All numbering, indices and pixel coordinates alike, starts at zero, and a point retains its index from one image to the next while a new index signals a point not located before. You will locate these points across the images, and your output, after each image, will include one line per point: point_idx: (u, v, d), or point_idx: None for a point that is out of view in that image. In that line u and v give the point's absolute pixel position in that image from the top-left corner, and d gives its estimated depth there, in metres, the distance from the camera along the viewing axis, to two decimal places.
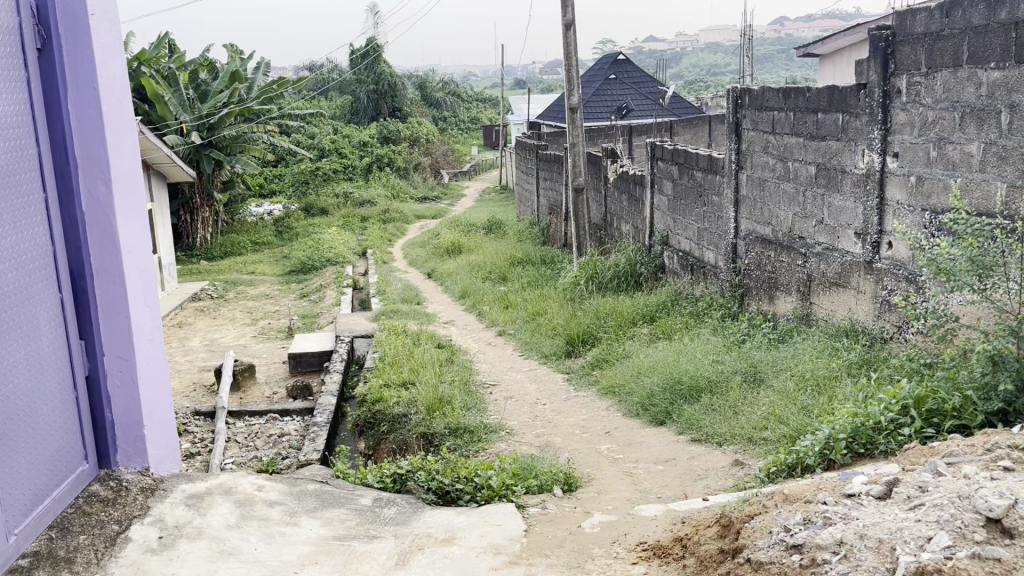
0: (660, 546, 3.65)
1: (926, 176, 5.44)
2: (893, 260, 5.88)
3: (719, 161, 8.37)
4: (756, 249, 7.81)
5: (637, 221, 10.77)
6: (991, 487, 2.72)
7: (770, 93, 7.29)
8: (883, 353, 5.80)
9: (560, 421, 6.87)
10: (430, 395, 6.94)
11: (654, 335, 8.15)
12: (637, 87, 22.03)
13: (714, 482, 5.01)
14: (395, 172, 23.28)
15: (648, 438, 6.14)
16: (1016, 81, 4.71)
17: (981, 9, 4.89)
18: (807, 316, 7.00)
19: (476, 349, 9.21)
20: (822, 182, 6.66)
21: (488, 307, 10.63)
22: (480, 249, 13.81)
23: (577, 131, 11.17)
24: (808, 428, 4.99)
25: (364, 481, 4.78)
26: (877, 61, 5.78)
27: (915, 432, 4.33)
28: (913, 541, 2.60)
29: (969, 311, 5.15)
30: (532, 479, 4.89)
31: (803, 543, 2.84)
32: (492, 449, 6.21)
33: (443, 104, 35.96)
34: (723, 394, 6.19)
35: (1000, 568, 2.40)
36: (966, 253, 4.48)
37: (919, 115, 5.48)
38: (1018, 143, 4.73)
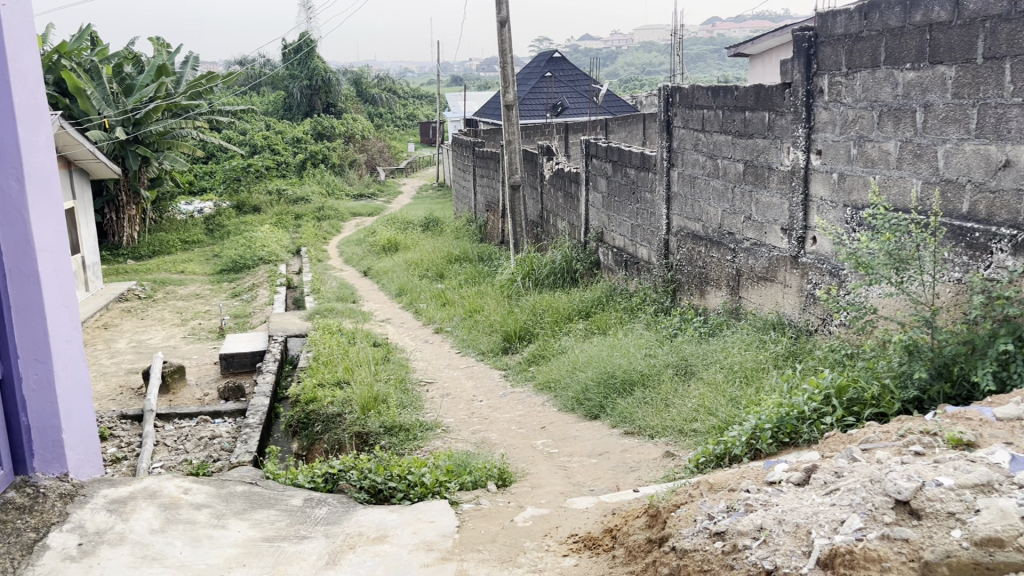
0: (590, 537, 3.69)
1: (848, 173, 5.62)
2: (817, 255, 6.07)
3: (651, 159, 8.49)
4: (687, 245, 7.94)
5: (573, 218, 10.86)
6: (900, 471, 2.82)
7: (699, 92, 7.43)
8: (808, 344, 5.96)
9: (496, 417, 6.89)
10: (365, 394, 6.88)
11: (589, 330, 8.23)
12: (572, 86, 22.18)
13: (645, 473, 5.10)
14: (329, 169, 23.00)
15: (582, 432, 6.21)
16: (931, 82, 4.87)
17: (898, 11, 5.04)
18: (736, 310, 7.16)
19: (413, 347, 9.15)
20: (750, 179, 6.81)
21: (425, 305, 10.59)
22: (416, 246, 13.75)
23: (513, 129, 11.20)
24: (736, 419, 5.11)
25: (294, 482, 4.72)
26: (801, 61, 5.93)
27: (836, 420, 4.46)
28: (827, 524, 2.69)
29: (887, 303, 5.34)
30: (466, 476, 4.90)
31: (725, 530, 2.92)
32: (427, 447, 6.19)
33: (378, 100, 35.59)
34: (655, 387, 6.29)
35: (907, 548, 2.47)
36: (884, 247, 4.66)
37: (840, 114, 5.65)
38: (931, 142, 4.90)
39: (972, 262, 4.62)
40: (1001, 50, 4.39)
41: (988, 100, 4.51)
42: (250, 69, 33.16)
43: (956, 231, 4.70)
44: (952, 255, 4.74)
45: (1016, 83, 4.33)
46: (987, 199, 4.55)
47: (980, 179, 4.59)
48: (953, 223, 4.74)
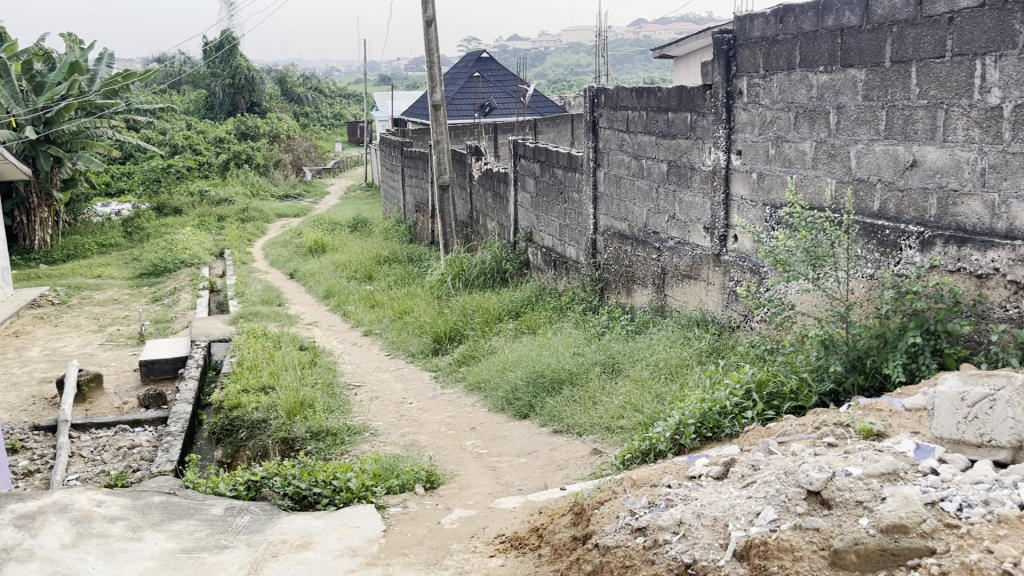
0: (517, 537, 3.68)
1: (767, 172, 5.77)
2: (739, 253, 6.22)
3: (578, 159, 8.56)
4: (614, 245, 8.02)
5: (502, 218, 10.87)
6: (813, 462, 2.91)
7: (624, 93, 7.52)
8: (731, 341, 6.08)
9: (425, 420, 6.84)
10: (290, 399, 6.75)
11: (519, 330, 8.25)
12: (500, 85, 22.21)
13: (572, 471, 5.14)
14: (253, 169, 22.51)
15: (512, 432, 6.21)
16: (843, 84, 5.02)
17: (811, 15, 5.18)
18: (662, 308, 7.26)
19: (341, 350, 9.03)
20: (673, 179, 6.93)
21: (353, 307, 10.46)
22: (344, 247, 13.57)
23: (441, 128, 11.14)
24: (661, 415, 5.18)
25: (215, 490, 4.61)
26: (721, 63, 6.06)
27: (757, 414, 4.57)
28: (744, 516, 2.75)
29: (805, 300, 5.50)
30: (393, 479, 4.84)
31: (647, 526, 2.96)
32: (355, 452, 6.11)
33: (304, 99, 34.98)
34: (583, 385, 6.34)
35: (818, 537, 2.54)
36: (800, 244, 4.84)
37: (758, 115, 5.79)
38: (844, 142, 5.06)
39: (883, 258, 4.78)
40: (907, 54, 4.54)
41: (896, 102, 4.66)
42: (169, 66, 32.19)
43: (869, 228, 4.86)
44: (865, 252, 4.90)
45: (922, 86, 4.48)
46: (897, 198, 4.72)
47: (890, 178, 4.75)
48: (865, 221, 4.90)
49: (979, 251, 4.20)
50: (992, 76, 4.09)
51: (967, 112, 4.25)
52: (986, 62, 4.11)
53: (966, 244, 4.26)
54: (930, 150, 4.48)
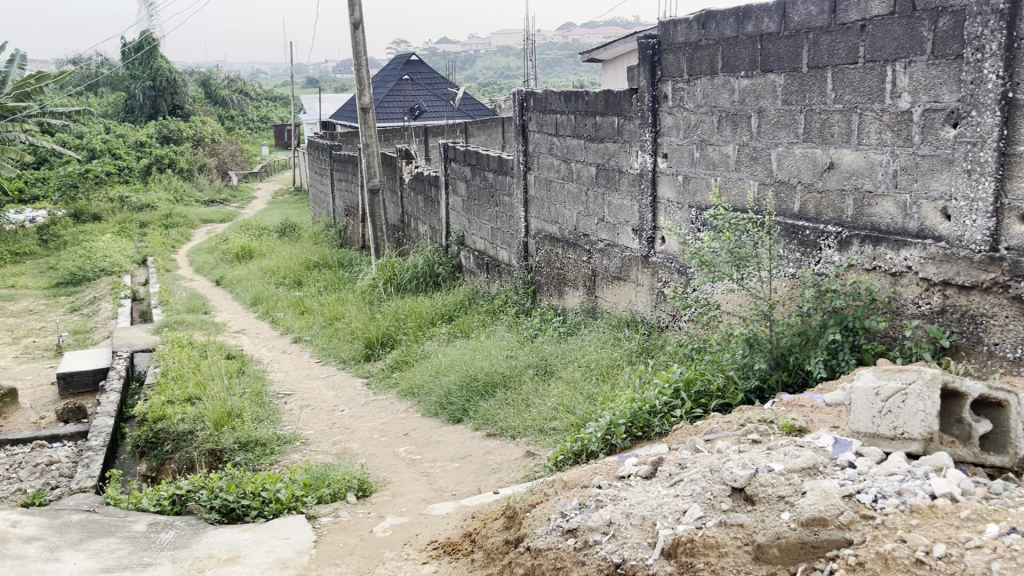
0: (449, 542, 3.66)
1: (692, 175, 5.88)
2: (666, 254, 6.33)
3: (509, 162, 8.59)
4: (545, 247, 8.06)
5: (433, 221, 10.83)
6: (737, 460, 2.97)
7: (552, 96, 7.58)
8: (660, 340, 6.18)
9: (357, 427, 6.76)
10: (218, 409, 6.59)
11: (452, 334, 8.22)
12: (430, 88, 22.12)
13: (506, 475, 5.14)
14: (177, 174, 21.93)
15: (446, 437, 6.19)
16: (762, 89, 5.15)
17: (731, 22, 5.30)
18: (593, 309, 7.32)
19: (270, 358, 8.86)
20: (602, 182, 7.01)
21: (282, 314, 10.28)
22: (272, 253, 13.33)
23: (369, 132, 11.03)
24: (592, 416, 5.24)
25: (138, 506, 4.47)
26: (646, 67, 6.16)
27: (685, 412, 4.65)
28: (671, 515, 2.80)
29: (730, 299, 5.62)
30: (324, 489, 4.77)
31: (577, 527, 2.99)
32: (285, 461, 6.01)
33: (229, 102, 34.19)
34: (516, 388, 6.36)
35: (742, 533, 2.61)
36: (725, 246, 4.95)
37: (683, 119, 5.90)
38: (765, 145, 5.18)
39: (804, 258, 4.93)
40: (823, 60, 4.69)
41: (813, 106, 4.80)
42: (86, 68, 31.13)
43: (789, 229, 5.00)
44: (786, 252, 5.04)
45: (837, 90, 4.63)
46: (816, 199, 4.86)
47: (809, 180, 4.89)
48: (786, 222, 5.04)
49: (893, 250, 4.37)
50: (902, 81, 4.25)
51: (880, 116, 4.41)
52: (897, 68, 4.27)
53: (881, 243, 4.43)
54: (846, 153, 4.64)
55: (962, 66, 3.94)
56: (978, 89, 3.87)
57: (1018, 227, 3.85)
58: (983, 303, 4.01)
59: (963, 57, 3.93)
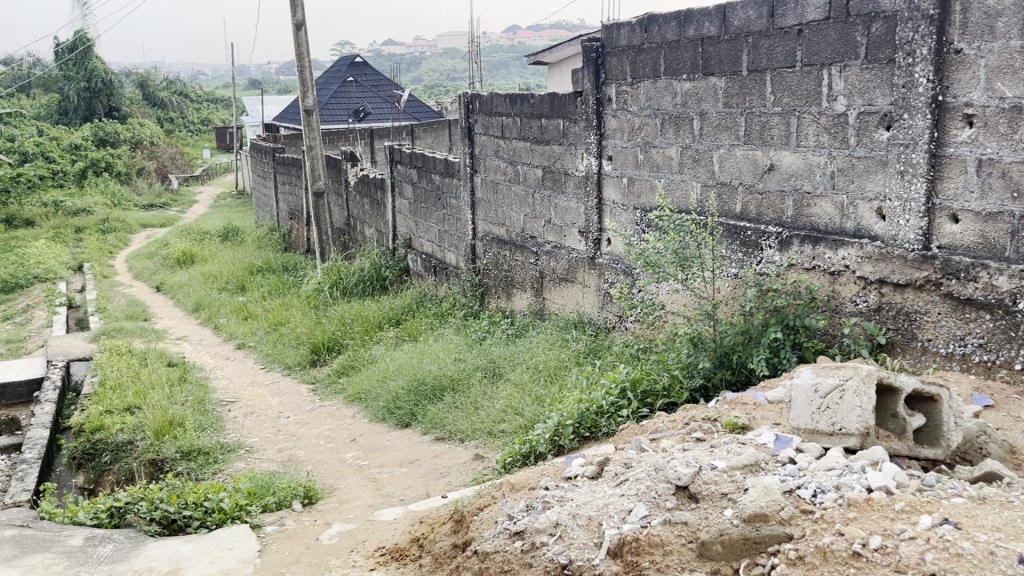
0: (397, 548, 3.62)
1: (636, 177, 5.94)
2: (612, 255, 6.38)
3: (455, 165, 8.57)
4: (493, 250, 8.06)
5: (379, 224, 10.74)
6: (681, 458, 3.01)
7: (498, 99, 7.60)
8: (607, 341, 6.22)
9: (303, 433, 6.66)
10: (158, 418, 6.43)
11: (400, 337, 8.16)
12: (375, 90, 21.96)
13: (454, 478, 5.12)
14: (114, 178, 21.37)
15: (393, 442, 6.14)
16: (704, 92, 5.22)
17: (673, 26, 5.37)
18: (541, 311, 7.34)
19: (213, 365, 8.68)
20: (548, 184, 7.03)
21: (225, 320, 10.09)
22: (214, 258, 13.07)
23: (313, 134, 10.89)
24: (540, 417, 5.25)
25: (74, 519, 4.34)
26: (590, 70, 6.20)
27: (632, 412, 4.69)
28: (616, 514, 2.82)
29: (675, 300, 5.69)
30: (268, 497, 4.69)
31: (524, 529, 2.99)
32: (229, 470, 5.90)
33: (168, 104, 33.44)
34: (464, 392, 6.34)
35: (686, 531, 2.64)
36: (669, 247, 5.01)
37: (627, 121, 5.95)
38: (708, 147, 5.25)
39: (746, 258, 5.02)
40: (762, 63, 4.77)
41: (753, 109, 4.88)
42: (16, 69, 30.17)
43: (732, 230, 5.08)
44: (729, 252, 5.13)
45: (776, 93, 4.72)
46: (756, 200, 4.95)
47: (750, 181, 4.97)
48: (728, 223, 5.12)
49: (832, 249, 4.47)
50: (837, 85, 4.35)
51: (817, 119, 4.50)
52: (833, 72, 4.37)
53: (820, 243, 4.53)
54: (785, 155, 4.72)
55: (895, 70, 4.05)
56: (910, 92, 3.98)
57: (949, 226, 3.97)
58: (917, 301, 4.12)
59: (896, 62, 4.04)
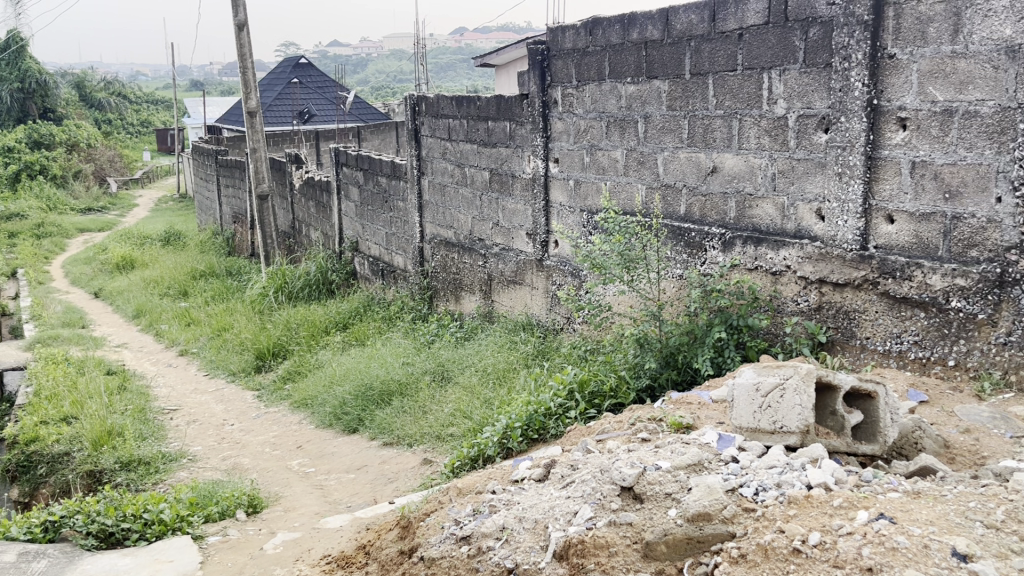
0: (343, 556, 3.57)
1: (582, 179, 5.97)
2: (559, 257, 6.40)
3: (402, 167, 8.51)
4: (440, 253, 8.02)
5: (325, 227, 10.62)
6: (626, 459, 3.03)
7: (444, 101, 7.57)
8: (555, 343, 6.23)
9: (248, 441, 6.54)
10: (96, 428, 6.25)
11: (347, 342, 8.07)
12: (320, 92, 21.71)
13: (402, 484, 5.08)
14: (49, 181, 20.76)
15: (340, 448, 6.07)
16: (648, 95, 5.27)
17: (618, 29, 5.41)
18: (490, 313, 7.33)
19: (154, 373, 8.47)
20: (495, 186, 7.03)
21: (166, 326, 9.86)
22: (154, 263, 12.78)
23: (257, 136, 10.72)
24: (489, 420, 5.23)
25: (5, 535, 4.16)
26: (536, 73, 6.22)
27: (579, 413, 4.69)
28: (562, 517, 2.83)
29: (621, 301, 5.73)
30: (211, 507, 4.58)
31: (471, 534, 2.98)
32: (171, 480, 5.76)
33: (106, 105, 32.56)
34: (412, 396, 6.29)
35: (631, 531, 2.65)
36: (615, 248, 5.05)
37: (573, 124, 5.98)
38: (652, 150, 5.30)
39: (690, 259, 5.08)
40: (704, 67, 4.83)
41: (696, 112, 4.94)
42: None
43: (676, 231, 5.14)
44: (674, 254, 5.19)
45: (718, 97, 4.78)
46: (700, 202, 5.00)
47: (693, 183, 5.03)
48: (672, 224, 5.18)
49: (773, 250, 4.55)
50: (777, 88, 4.43)
51: (758, 121, 4.57)
52: (773, 75, 4.44)
53: (762, 244, 4.61)
54: (727, 157, 4.79)
55: (832, 75, 4.13)
56: (846, 96, 4.07)
57: (885, 227, 4.07)
58: (856, 300, 4.22)
59: (832, 66, 4.13)
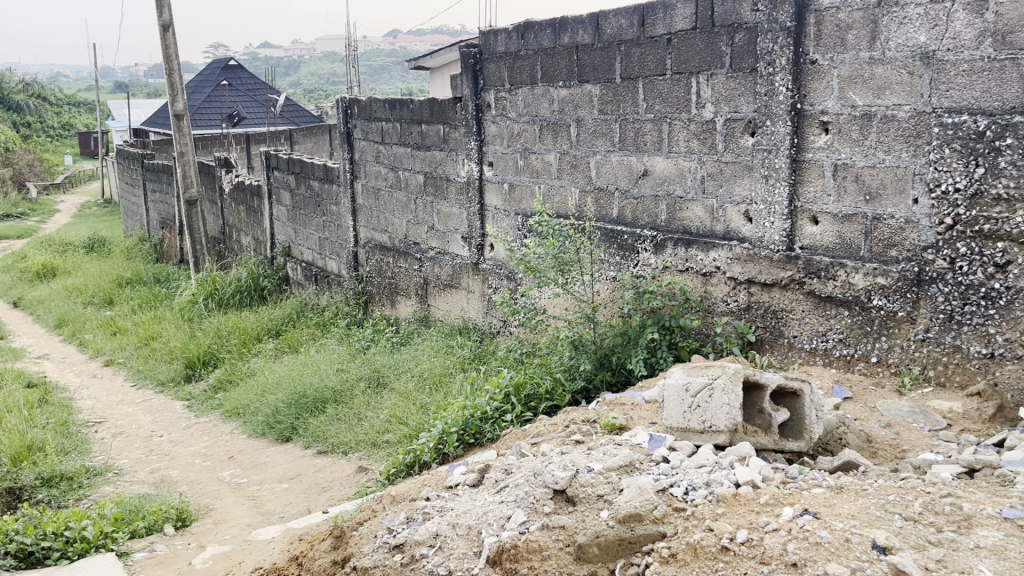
0: (275, 568, 3.50)
1: (517, 183, 5.98)
2: (495, 261, 6.40)
3: (334, 171, 8.40)
4: (375, 257, 7.94)
5: (257, 232, 10.41)
6: (559, 462, 3.04)
7: (377, 104, 7.51)
8: (491, 346, 6.23)
9: (177, 453, 6.37)
10: (15, 444, 5.99)
11: (280, 349, 7.92)
12: (250, 95, 21.31)
13: (337, 492, 5.01)
14: None
15: (274, 457, 5.95)
16: (580, 99, 5.30)
17: (549, 33, 5.44)
18: (426, 318, 7.28)
19: (77, 384, 8.17)
20: (430, 190, 6.99)
21: (91, 335, 9.54)
22: (77, 270, 12.34)
23: (184, 139, 10.45)
24: (425, 426, 5.19)
25: None
26: (469, 76, 6.21)
27: (515, 417, 4.69)
28: (495, 522, 2.82)
29: (556, 303, 5.76)
30: (137, 522, 4.44)
31: (404, 542, 2.95)
32: (95, 495, 5.56)
33: (24, 108, 31.34)
34: (347, 403, 6.20)
35: (564, 535, 2.66)
36: (549, 251, 5.07)
37: (506, 128, 5.98)
38: (585, 153, 5.33)
39: (623, 261, 5.13)
40: (635, 71, 4.89)
41: (627, 116, 4.99)
42: None
43: (609, 234, 5.19)
44: (607, 256, 5.23)
45: (647, 101, 4.84)
46: (632, 205, 5.05)
47: (625, 187, 5.08)
48: (606, 227, 5.22)
49: (703, 251, 4.63)
50: (705, 92, 4.51)
51: (687, 125, 4.64)
52: (700, 80, 4.52)
53: (692, 246, 4.68)
54: (658, 160, 4.85)
55: (757, 79, 4.22)
56: (771, 100, 4.17)
57: (810, 227, 4.17)
58: (783, 299, 4.32)
59: (758, 71, 4.22)
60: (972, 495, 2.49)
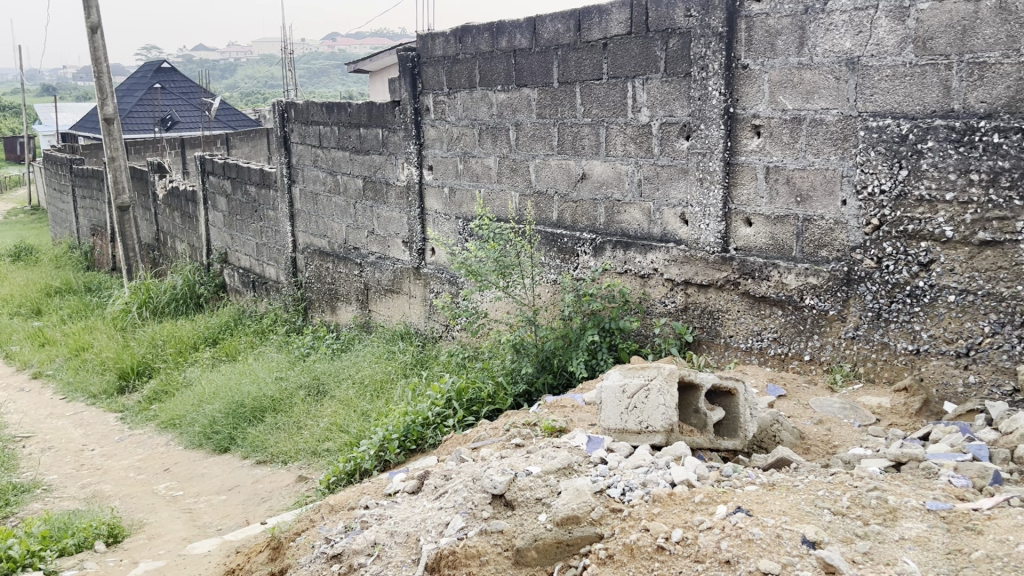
0: None
1: (457, 187, 5.96)
2: (436, 265, 6.36)
3: (272, 176, 8.27)
4: (314, 262, 7.82)
5: (192, 239, 10.19)
6: (498, 466, 3.03)
7: (314, 108, 7.42)
8: (433, 351, 6.19)
9: (110, 466, 6.18)
10: None
11: (217, 357, 7.75)
12: (184, 98, 20.85)
13: (277, 502, 4.93)
14: None
15: (211, 469, 5.82)
16: (518, 103, 5.32)
17: (487, 37, 5.45)
18: (367, 324, 7.21)
19: (3, 399, 7.86)
20: (369, 194, 6.93)
21: (18, 347, 9.20)
22: (3, 280, 11.90)
23: (114, 144, 10.16)
24: (366, 433, 5.13)
25: None
26: (407, 80, 6.18)
27: (457, 422, 4.66)
28: (434, 529, 2.80)
29: (498, 307, 5.76)
30: (66, 539, 4.29)
31: (342, 552, 2.92)
32: (22, 513, 5.35)
33: None
34: (286, 412, 6.10)
35: (502, 540, 2.65)
36: (490, 255, 5.06)
37: (445, 131, 5.96)
38: (524, 157, 5.34)
39: (564, 264, 5.16)
40: (571, 76, 4.92)
41: (565, 120, 5.02)
42: None
43: (549, 237, 5.21)
44: (547, 260, 5.26)
45: (585, 105, 4.88)
46: (571, 208, 5.08)
47: (564, 190, 5.10)
48: (546, 231, 5.24)
49: (641, 253, 4.68)
50: (641, 97, 4.56)
51: (624, 129, 4.69)
52: (636, 84, 4.57)
53: (630, 248, 4.73)
54: (596, 164, 4.89)
55: (691, 84, 4.29)
56: (704, 105, 4.24)
57: (744, 229, 4.25)
58: (719, 300, 4.39)
59: (691, 76, 4.29)
60: (897, 488, 2.57)
